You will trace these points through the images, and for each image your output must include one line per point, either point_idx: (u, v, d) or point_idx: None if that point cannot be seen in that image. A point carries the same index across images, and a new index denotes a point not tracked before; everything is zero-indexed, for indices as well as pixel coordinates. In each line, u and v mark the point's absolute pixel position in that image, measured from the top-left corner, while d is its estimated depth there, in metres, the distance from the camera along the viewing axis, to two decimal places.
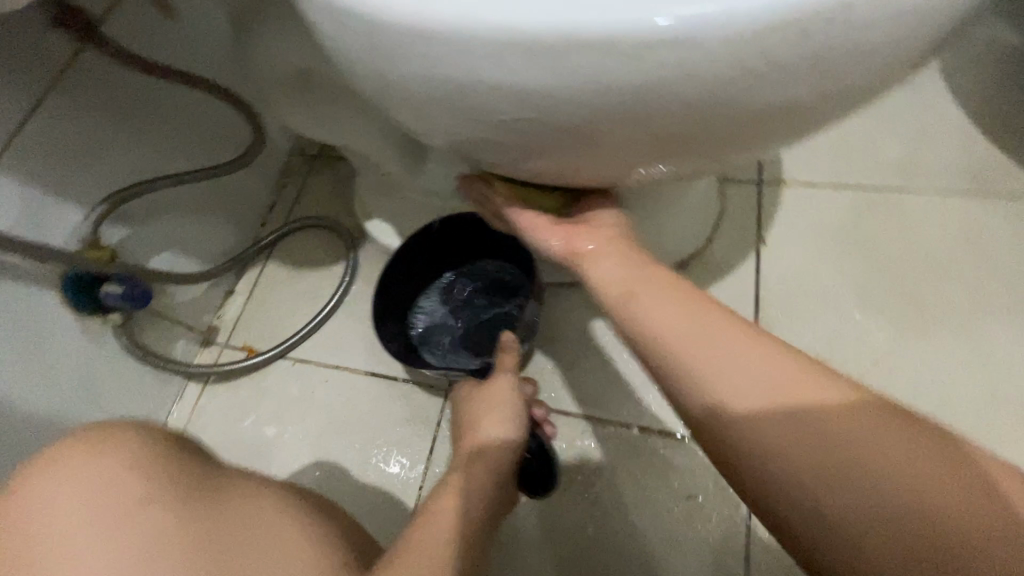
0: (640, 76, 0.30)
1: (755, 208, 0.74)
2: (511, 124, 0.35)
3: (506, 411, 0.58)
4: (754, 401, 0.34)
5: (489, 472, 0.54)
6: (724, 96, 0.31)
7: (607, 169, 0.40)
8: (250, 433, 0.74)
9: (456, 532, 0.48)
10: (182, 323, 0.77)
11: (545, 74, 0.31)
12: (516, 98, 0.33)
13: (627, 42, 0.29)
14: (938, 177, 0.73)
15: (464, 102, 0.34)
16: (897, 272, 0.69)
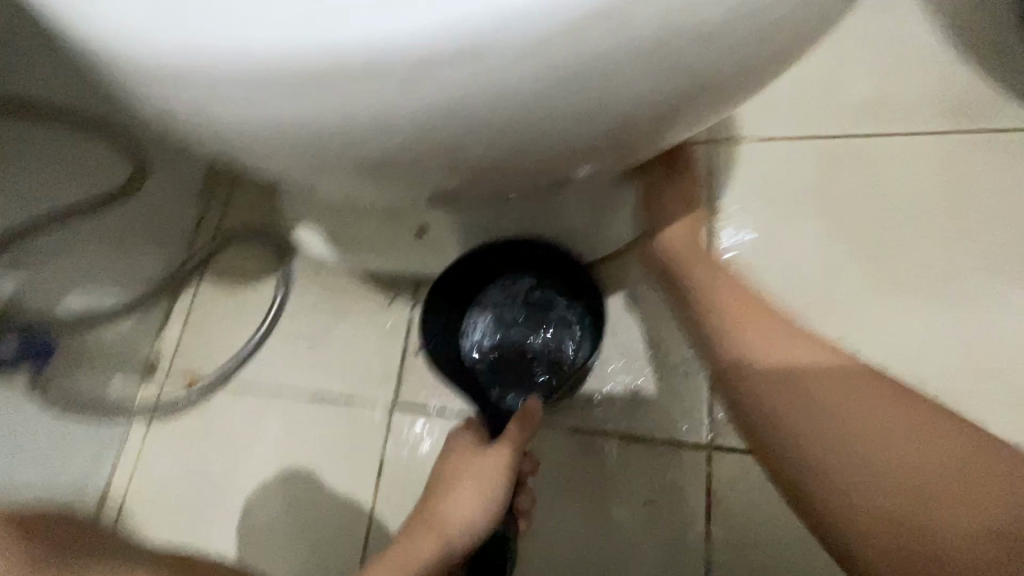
0: (456, 89, 0.27)
1: (706, 171, 0.64)
2: (363, 155, 0.31)
3: (487, 490, 0.53)
4: (834, 414, 0.44)
5: (448, 550, 0.52)
6: (559, 95, 0.28)
7: (483, 179, 0.35)
8: (201, 470, 0.71)
9: None
10: (114, 362, 0.72)
11: (366, 100, 0.28)
12: (350, 128, 0.29)
13: (415, 55, 0.26)
14: (909, 113, 0.62)
15: (306, 138, 0.30)
16: (864, 233, 0.60)
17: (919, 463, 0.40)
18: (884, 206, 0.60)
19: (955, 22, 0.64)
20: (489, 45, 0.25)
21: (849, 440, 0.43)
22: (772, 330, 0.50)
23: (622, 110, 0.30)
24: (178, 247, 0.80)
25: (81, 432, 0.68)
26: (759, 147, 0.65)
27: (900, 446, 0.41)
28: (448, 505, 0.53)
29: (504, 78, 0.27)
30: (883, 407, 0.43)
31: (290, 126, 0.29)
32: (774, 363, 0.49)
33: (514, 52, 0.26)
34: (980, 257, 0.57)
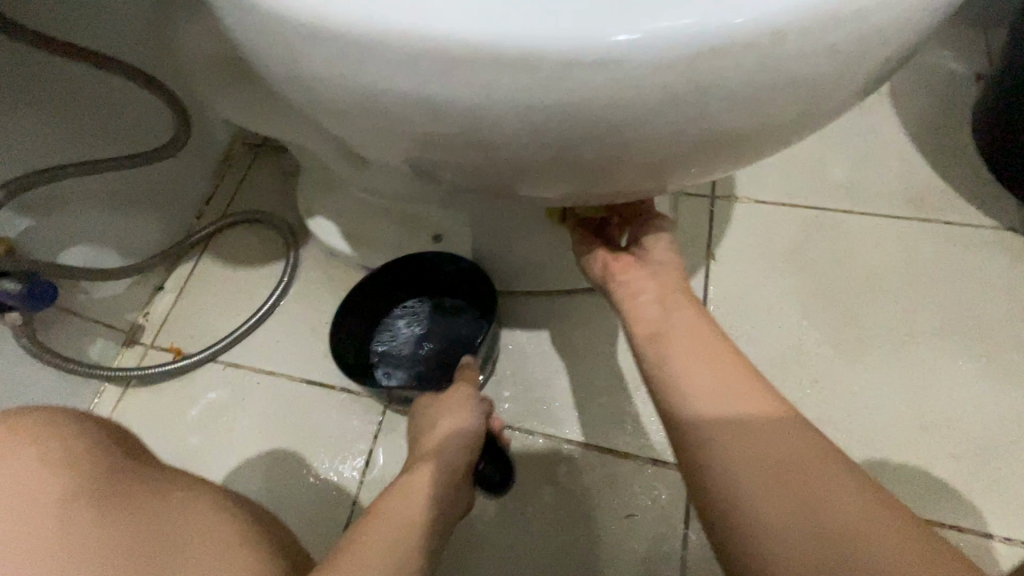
0: (571, 98, 0.27)
1: (706, 222, 0.72)
2: (453, 144, 0.32)
3: (461, 415, 0.55)
4: (779, 472, 0.36)
5: (450, 473, 0.52)
6: (670, 120, 0.28)
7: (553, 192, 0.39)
8: (174, 443, 0.69)
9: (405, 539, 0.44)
10: (99, 321, 0.70)
11: (475, 92, 0.27)
12: (451, 115, 0.29)
13: (548, 55, 0.25)
14: (880, 198, 0.71)
15: (398, 117, 0.31)
16: (839, 295, 0.67)
17: (866, 550, 0.32)
18: (855, 274, 0.68)
19: (924, 130, 0.74)
20: (623, 58, 0.25)
21: (787, 527, 0.34)
22: (725, 389, 0.41)
23: (707, 143, 0.31)
24: (185, 218, 0.80)
25: (57, 387, 0.66)
26: (752, 208, 0.73)
27: (854, 532, 0.33)
28: (433, 437, 0.54)
29: (626, 94, 0.27)
30: (823, 476, 0.36)
31: (388, 108, 0.30)
32: (740, 435, 0.38)
33: (645, 69, 0.26)
34: (938, 332, 0.64)
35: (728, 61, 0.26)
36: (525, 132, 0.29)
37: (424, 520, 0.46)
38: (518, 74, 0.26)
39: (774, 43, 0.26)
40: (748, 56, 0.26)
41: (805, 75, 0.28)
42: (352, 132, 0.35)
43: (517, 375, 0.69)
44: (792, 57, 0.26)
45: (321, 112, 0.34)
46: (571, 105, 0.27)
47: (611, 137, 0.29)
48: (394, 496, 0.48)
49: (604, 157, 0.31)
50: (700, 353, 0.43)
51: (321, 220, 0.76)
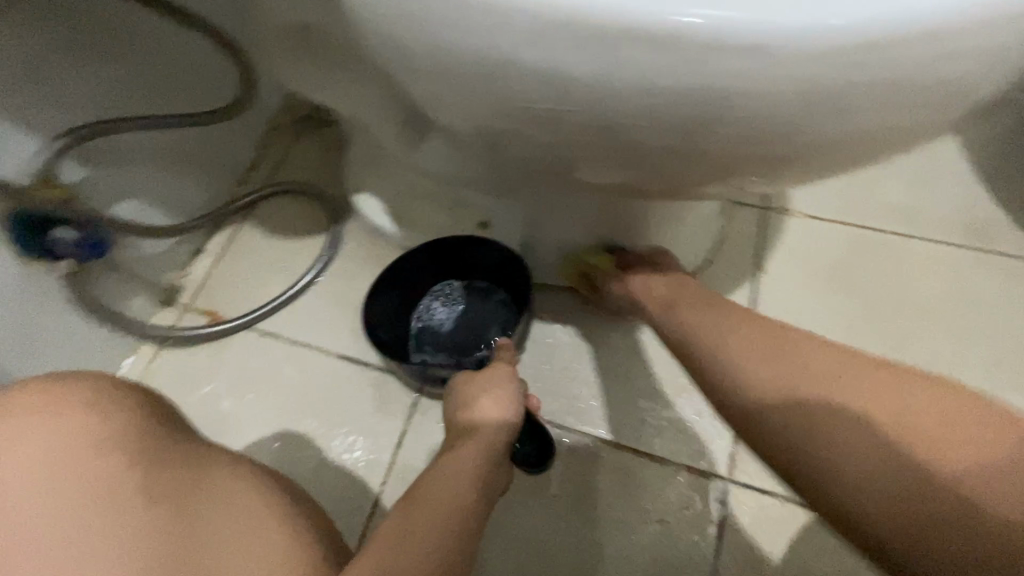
0: (700, 87, 0.27)
1: (756, 233, 0.71)
2: (559, 126, 0.31)
3: (501, 392, 0.56)
4: (858, 410, 0.37)
5: (492, 448, 0.52)
6: (794, 120, 0.28)
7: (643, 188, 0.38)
8: (205, 406, 0.69)
9: (448, 512, 0.44)
10: (140, 278, 0.70)
11: (600, 72, 0.27)
12: (567, 94, 0.29)
13: (683, 40, 0.25)
14: (937, 224, 0.70)
15: (506, 93, 0.30)
16: (888, 318, 0.66)
17: (953, 448, 0.34)
18: (907, 298, 0.67)
19: (986, 160, 0.73)
20: (760, 47, 0.25)
21: (883, 448, 0.36)
22: (769, 352, 0.42)
23: (825, 150, 0.30)
24: (230, 183, 0.80)
25: (96, 341, 0.66)
26: (805, 222, 0.72)
27: (938, 435, 0.35)
28: (473, 413, 0.55)
29: (757, 88, 0.26)
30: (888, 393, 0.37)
31: (499, 84, 0.30)
32: (799, 385, 0.40)
33: (780, 63, 0.26)
34: (988, 364, 0.63)
35: (864, 66, 0.26)
36: (645, 116, 0.28)
37: (464, 493, 0.46)
38: (653, 54, 0.26)
39: (913, 51, 0.25)
40: (889, 57, 0.25)
41: (939, 86, 0.27)
42: (450, 107, 0.34)
43: (554, 370, 0.68)
44: (929, 67, 0.26)
45: (421, 83, 0.33)
46: (703, 91, 0.27)
47: (735, 130, 0.28)
48: (441, 474, 0.48)
49: (718, 152, 0.30)
50: (732, 328, 0.45)
51: (366, 198, 0.75)
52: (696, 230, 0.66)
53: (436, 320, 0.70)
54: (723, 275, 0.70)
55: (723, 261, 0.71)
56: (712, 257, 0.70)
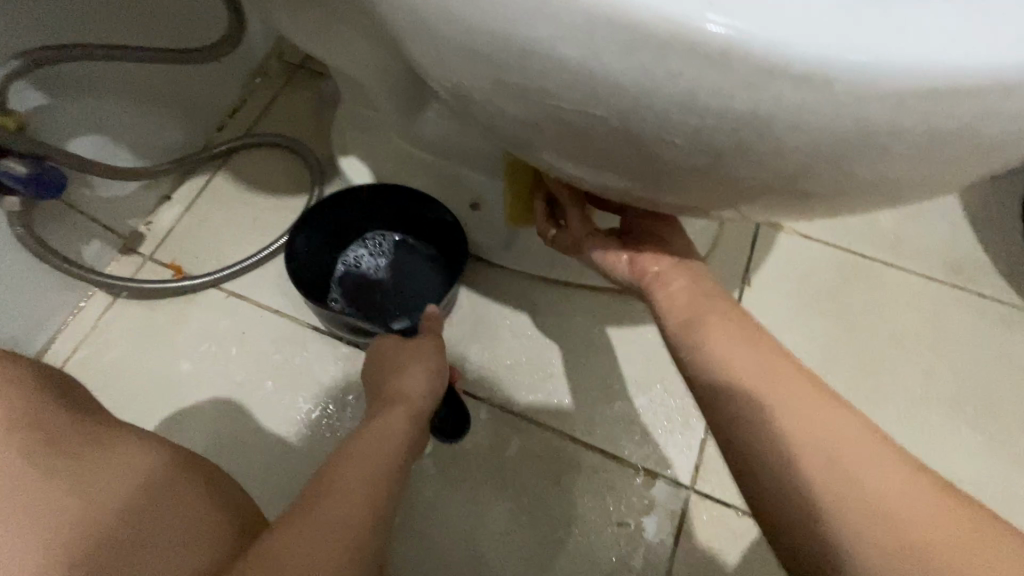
0: (747, 108, 0.24)
1: (748, 246, 0.71)
2: (582, 127, 0.28)
3: (427, 361, 0.57)
4: (832, 459, 0.37)
5: (414, 418, 0.53)
6: (836, 158, 0.26)
7: (660, 200, 0.36)
8: (161, 365, 0.65)
9: (374, 488, 0.45)
10: (97, 221, 0.65)
11: (638, 78, 0.24)
12: (597, 97, 0.26)
13: (737, 55, 0.23)
14: (922, 257, 0.71)
15: (530, 85, 0.27)
16: (863, 344, 0.67)
17: (960, 536, 0.34)
18: (884, 327, 0.68)
19: (980, 200, 0.74)
20: (821, 77, 0.23)
21: (848, 486, 0.36)
22: (778, 377, 0.42)
23: (860, 190, 0.28)
24: (206, 128, 0.74)
25: (44, 284, 0.61)
26: (797, 241, 0.72)
27: (912, 501, 0.35)
28: (400, 379, 0.55)
29: (806, 121, 0.24)
30: (887, 463, 0.37)
31: (524, 75, 0.27)
32: (787, 403, 0.40)
33: (839, 98, 0.23)
34: (951, 399, 0.65)
35: (926, 111, 0.24)
36: (684, 132, 0.26)
37: (390, 466, 0.48)
38: (708, 69, 0.23)
39: (980, 101, 0.23)
40: (953, 106, 0.24)
41: (997, 140, 0.25)
42: (464, 92, 0.31)
43: (532, 363, 0.66)
44: (993, 120, 0.24)
45: (435, 64, 0.31)
46: (754, 118, 0.25)
47: (777, 161, 0.27)
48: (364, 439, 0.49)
49: (754, 178, 0.28)
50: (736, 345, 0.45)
51: (352, 161, 0.71)
52: (692, 238, 0.65)
53: (358, 272, 0.69)
54: None
55: (712, 271, 0.70)
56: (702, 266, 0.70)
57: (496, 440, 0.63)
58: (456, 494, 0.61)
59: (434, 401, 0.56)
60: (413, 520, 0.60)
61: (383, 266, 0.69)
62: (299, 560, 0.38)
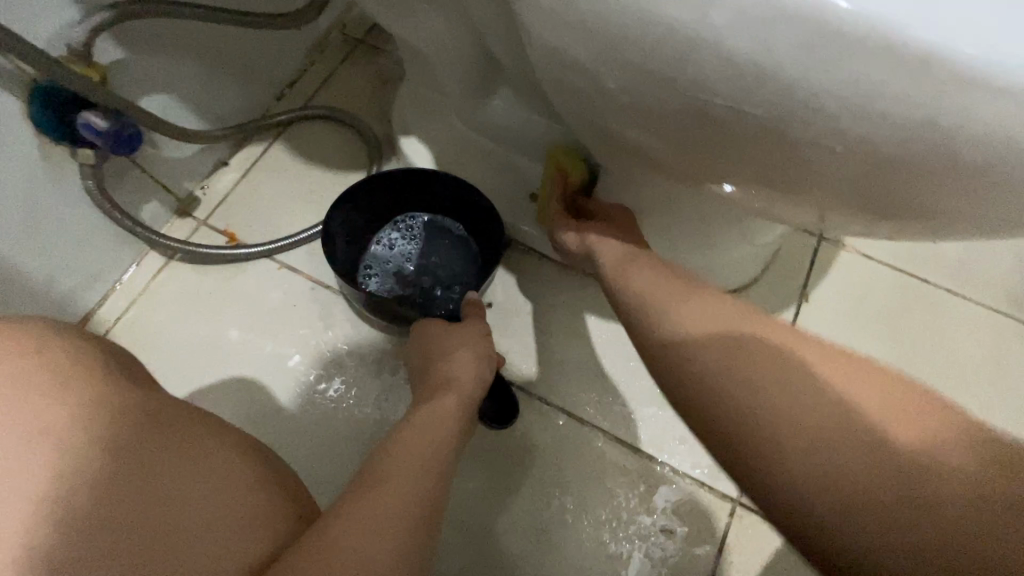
0: (921, 115, 0.23)
1: (806, 261, 0.70)
2: (721, 122, 0.27)
3: (478, 347, 0.53)
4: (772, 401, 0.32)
5: (466, 402, 0.49)
6: (998, 178, 0.25)
7: (773, 204, 0.34)
8: (210, 331, 0.64)
9: (428, 470, 0.41)
10: (159, 181, 0.65)
11: (808, 74, 0.23)
12: (753, 90, 0.25)
13: (921, 57, 0.22)
14: (985, 287, 0.69)
15: (676, 75, 0.26)
16: (918, 369, 0.66)
17: (939, 435, 0.29)
18: (941, 355, 0.66)
19: None
20: (1011, 88, 0.22)
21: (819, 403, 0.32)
22: (709, 310, 0.39)
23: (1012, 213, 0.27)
24: (266, 96, 0.73)
25: (103, 241, 0.61)
26: (857, 259, 0.70)
27: (890, 404, 0.31)
28: (448, 363, 0.52)
29: (983, 132, 0.23)
30: (856, 375, 0.32)
31: (671, 65, 0.26)
32: (716, 332, 0.37)
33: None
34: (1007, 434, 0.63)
35: None
36: (844, 137, 0.25)
37: (445, 451, 0.44)
38: (884, 72, 0.22)
39: None
40: None
41: None
42: (594, 83, 0.30)
43: (581, 360, 0.65)
44: None
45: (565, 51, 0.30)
46: (932, 128, 0.23)
47: (937, 175, 0.25)
48: (414, 423, 0.46)
49: (900, 191, 0.27)
50: (676, 297, 0.41)
51: (412, 141, 0.70)
52: (756, 247, 0.64)
53: (391, 255, 0.66)
54: (765, 299, 0.68)
55: (768, 284, 0.69)
56: (758, 278, 0.69)
57: (540, 435, 0.62)
58: (498, 486, 0.60)
59: (483, 387, 0.52)
60: (454, 508, 0.60)
61: (417, 248, 0.66)
62: (354, 541, 0.34)
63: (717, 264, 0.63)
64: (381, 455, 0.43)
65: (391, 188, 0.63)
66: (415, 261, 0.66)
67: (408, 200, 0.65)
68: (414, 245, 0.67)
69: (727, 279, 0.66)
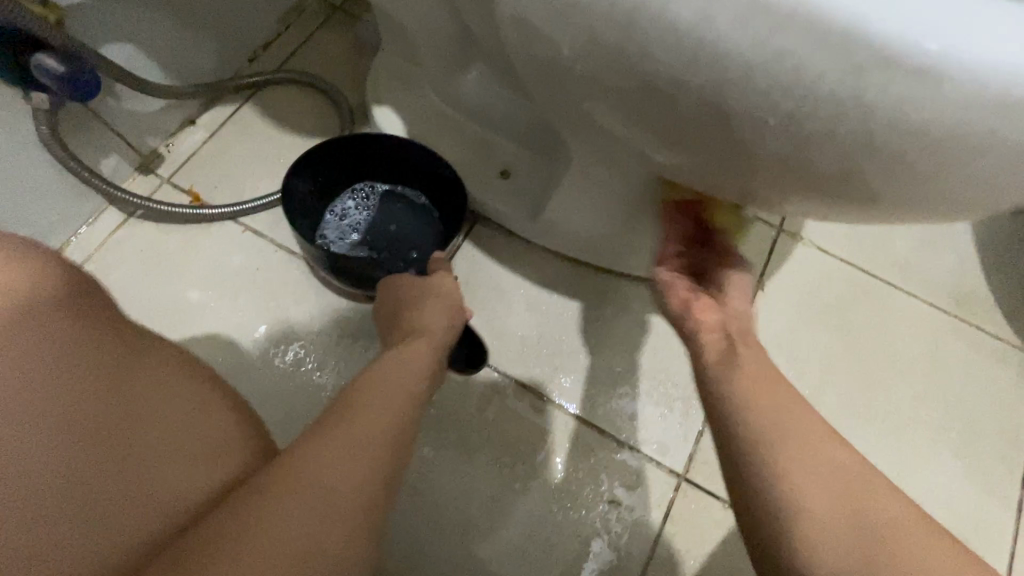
0: (848, 94, 0.24)
1: (766, 253, 0.72)
2: (670, 94, 0.28)
3: (448, 296, 0.53)
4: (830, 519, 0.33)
5: (435, 349, 0.49)
6: (917, 161, 0.26)
7: (720, 186, 0.36)
8: (170, 291, 0.64)
9: (395, 412, 0.41)
10: (120, 135, 0.63)
11: (743, 47, 0.24)
12: (698, 63, 0.26)
13: (844, 40, 0.23)
14: (929, 286, 0.73)
15: (625, 43, 0.27)
16: (862, 361, 0.69)
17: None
18: (884, 349, 0.70)
19: (992, 240, 0.75)
20: (926, 72, 0.23)
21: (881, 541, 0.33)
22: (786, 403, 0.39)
23: (933, 198, 0.29)
24: (237, 56, 0.72)
25: (58, 193, 0.60)
26: (813, 253, 0.73)
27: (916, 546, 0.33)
28: (419, 312, 0.52)
29: (903, 114, 0.24)
30: (897, 511, 0.35)
31: (619, 35, 0.27)
32: (805, 442, 0.36)
33: (938, 95, 0.24)
34: (939, 425, 0.67)
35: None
36: (779, 115, 0.26)
37: (411, 393, 0.44)
38: (812, 47, 0.24)
39: None
40: None
41: None
42: (551, 54, 0.31)
43: (544, 338, 0.67)
44: None
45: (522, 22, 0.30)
46: (856, 109, 0.25)
47: (863, 155, 0.27)
48: (382, 367, 0.45)
49: (832, 170, 0.28)
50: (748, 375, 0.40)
51: (384, 111, 0.69)
52: None
53: (347, 223, 0.66)
54: None
55: None
56: None
57: (498, 408, 0.63)
58: (454, 457, 0.61)
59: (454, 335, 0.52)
60: (410, 476, 0.61)
61: (373, 215, 0.66)
62: (313, 474, 0.35)
63: None
64: (349, 396, 0.42)
65: (344, 157, 0.63)
66: (375, 226, 0.66)
67: (362, 168, 0.66)
68: (371, 211, 0.66)
69: None
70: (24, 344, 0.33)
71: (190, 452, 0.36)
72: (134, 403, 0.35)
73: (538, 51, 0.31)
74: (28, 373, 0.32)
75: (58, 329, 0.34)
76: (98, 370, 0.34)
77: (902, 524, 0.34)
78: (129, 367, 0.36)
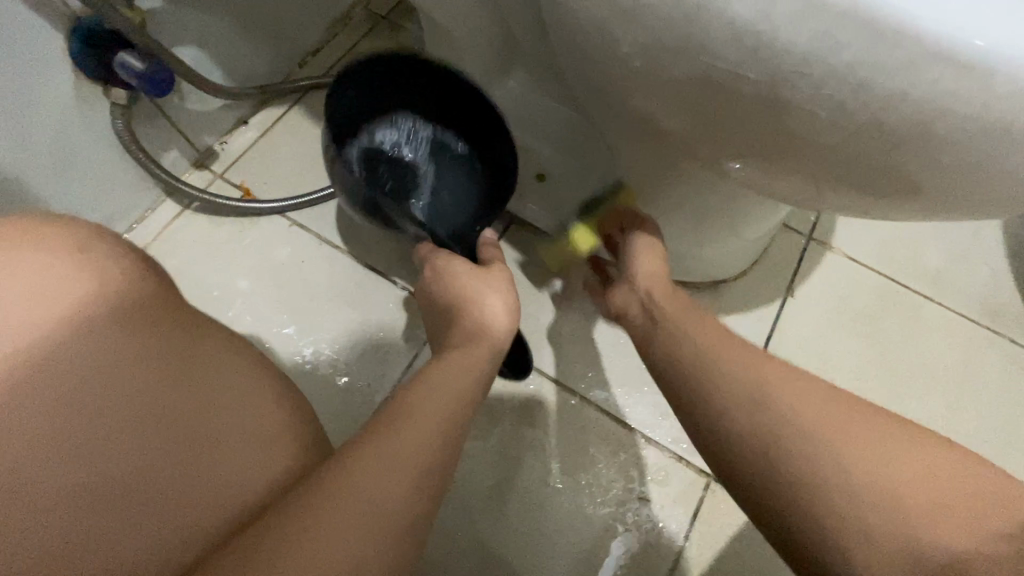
0: (900, 88, 0.26)
1: (796, 260, 0.73)
2: (723, 88, 0.30)
3: (509, 297, 0.50)
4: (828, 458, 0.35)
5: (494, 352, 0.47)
6: (962, 153, 0.28)
7: (765, 180, 0.37)
8: (221, 279, 0.67)
9: (453, 418, 0.40)
10: (182, 132, 0.67)
11: (801, 45, 0.26)
12: (755, 59, 0.28)
13: (899, 37, 0.25)
14: (960, 296, 0.73)
15: (683, 44, 0.29)
16: (893, 368, 0.69)
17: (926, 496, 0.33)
18: (916, 357, 0.70)
19: None
20: (977, 67, 0.25)
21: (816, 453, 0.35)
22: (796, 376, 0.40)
23: (975, 190, 0.30)
24: (289, 61, 0.76)
25: (124, 184, 0.64)
26: (843, 261, 0.74)
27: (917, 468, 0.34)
28: (481, 312, 0.49)
29: (952, 107, 0.26)
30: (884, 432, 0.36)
31: (678, 35, 0.29)
32: (790, 391, 0.39)
33: (987, 89, 0.25)
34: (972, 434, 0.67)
35: None
36: (831, 108, 0.28)
37: (466, 402, 0.42)
38: (870, 45, 0.25)
39: None
40: None
41: None
42: (608, 54, 0.33)
43: (575, 336, 0.68)
44: None
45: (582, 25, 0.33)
46: (908, 101, 0.26)
47: (912, 147, 0.28)
48: (439, 371, 0.44)
49: (879, 161, 0.30)
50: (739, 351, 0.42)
51: None
52: (749, 240, 0.67)
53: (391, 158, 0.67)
54: (754, 292, 0.72)
55: (757, 278, 0.72)
56: (748, 272, 0.72)
57: (531, 402, 0.65)
58: (487, 447, 0.63)
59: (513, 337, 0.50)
60: None
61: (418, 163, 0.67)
62: (373, 485, 0.34)
63: (711, 252, 0.66)
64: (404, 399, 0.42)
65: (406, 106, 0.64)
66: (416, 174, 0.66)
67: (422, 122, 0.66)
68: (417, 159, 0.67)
69: (719, 269, 0.69)
70: (92, 348, 0.35)
71: (247, 441, 0.37)
72: (191, 396, 0.36)
73: (597, 52, 0.34)
74: (95, 376, 0.34)
75: (119, 330, 0.36)
76: (154, 368, 0.36)
77: (894, 441, 0.36)
78: (184, 362, 0.37)
